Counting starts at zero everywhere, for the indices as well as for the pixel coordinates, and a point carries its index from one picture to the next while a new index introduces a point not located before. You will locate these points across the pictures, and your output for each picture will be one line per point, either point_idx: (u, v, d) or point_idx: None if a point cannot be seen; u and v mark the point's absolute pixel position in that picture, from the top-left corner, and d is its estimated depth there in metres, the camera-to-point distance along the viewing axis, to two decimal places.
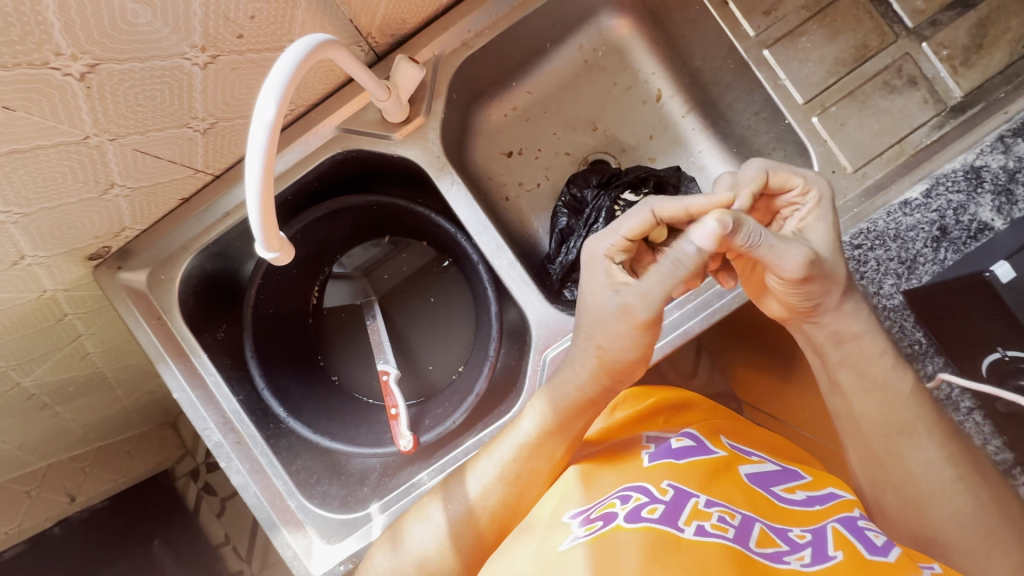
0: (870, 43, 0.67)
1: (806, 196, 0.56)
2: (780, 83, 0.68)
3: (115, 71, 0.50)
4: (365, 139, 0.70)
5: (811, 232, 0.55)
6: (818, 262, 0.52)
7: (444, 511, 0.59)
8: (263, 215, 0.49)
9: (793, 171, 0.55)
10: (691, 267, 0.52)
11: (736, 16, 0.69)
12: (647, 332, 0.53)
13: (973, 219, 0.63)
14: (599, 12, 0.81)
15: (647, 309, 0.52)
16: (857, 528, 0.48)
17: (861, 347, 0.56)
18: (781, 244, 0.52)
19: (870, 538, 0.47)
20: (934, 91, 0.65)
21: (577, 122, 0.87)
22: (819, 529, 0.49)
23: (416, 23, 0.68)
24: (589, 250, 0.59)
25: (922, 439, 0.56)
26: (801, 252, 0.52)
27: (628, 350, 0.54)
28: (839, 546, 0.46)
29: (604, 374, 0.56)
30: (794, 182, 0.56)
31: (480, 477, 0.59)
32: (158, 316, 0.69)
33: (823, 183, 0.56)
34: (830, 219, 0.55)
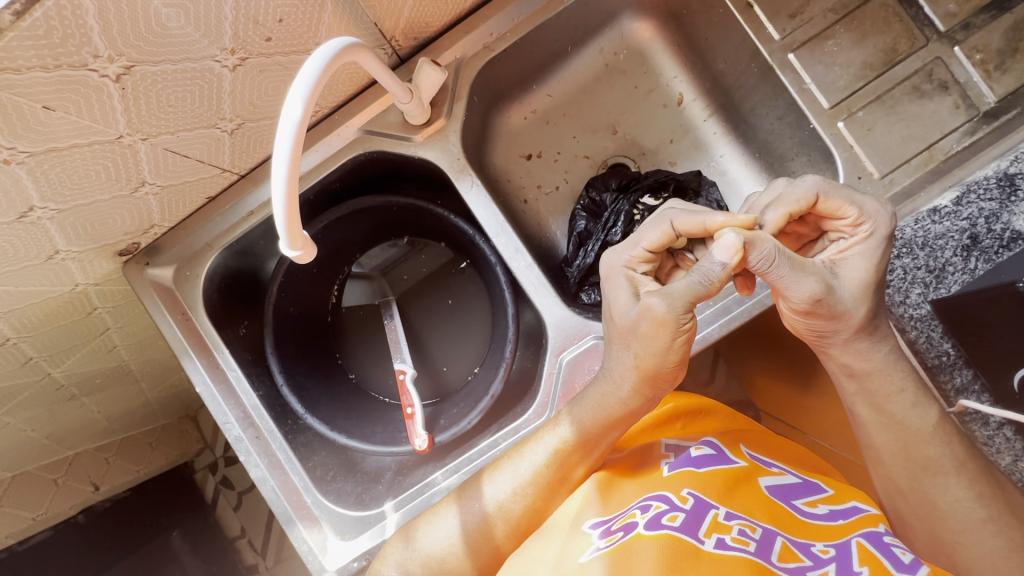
0: (899, 47, 0.66)
1: (859, 226, 0.54)
2: (805, 87, 0.67)
3: (149, 73, 0.51)
4: (387, 141, 0.71)
5: (844, 265, 0.54)
6: (827, 300, 0.51)
7: (463, 509, 0.59)
8: (288, 215, 0.49)
9: (849, 200, 0.53)
10: (718, 283, 0.51)
11: (761, 20, 0.68)
12: (669, 351, 0.52)
13: (1007, 228, 0.61)
14: (622, 15, 0.80)
15: (677, 320, 0.51)
16: (883, 543, 0.47)
17: (891, 356, 0.55)
18: (793, 275, 0.51)
19: (896, 554, 0.46)
20: (966, 96, 0.64)
21: (597, 125, 0.87)
22: (844, 544, 0.48)
23: (439, 26, 0.68)
24: (610, 260, 0.59)
25: (952, 457, 0.54)
26: (813, 286, 0.51)
27: (662, 365, 0.53)
28: (864, 562, 0.45)
29: (645, 386, 0.55)
30: (847, 210, 0.54)
31: (506, 482, 0.59)
32: (183, 311, 0.71)
33: (882, 217, 0.54)
34: (875, 255, 0.53)
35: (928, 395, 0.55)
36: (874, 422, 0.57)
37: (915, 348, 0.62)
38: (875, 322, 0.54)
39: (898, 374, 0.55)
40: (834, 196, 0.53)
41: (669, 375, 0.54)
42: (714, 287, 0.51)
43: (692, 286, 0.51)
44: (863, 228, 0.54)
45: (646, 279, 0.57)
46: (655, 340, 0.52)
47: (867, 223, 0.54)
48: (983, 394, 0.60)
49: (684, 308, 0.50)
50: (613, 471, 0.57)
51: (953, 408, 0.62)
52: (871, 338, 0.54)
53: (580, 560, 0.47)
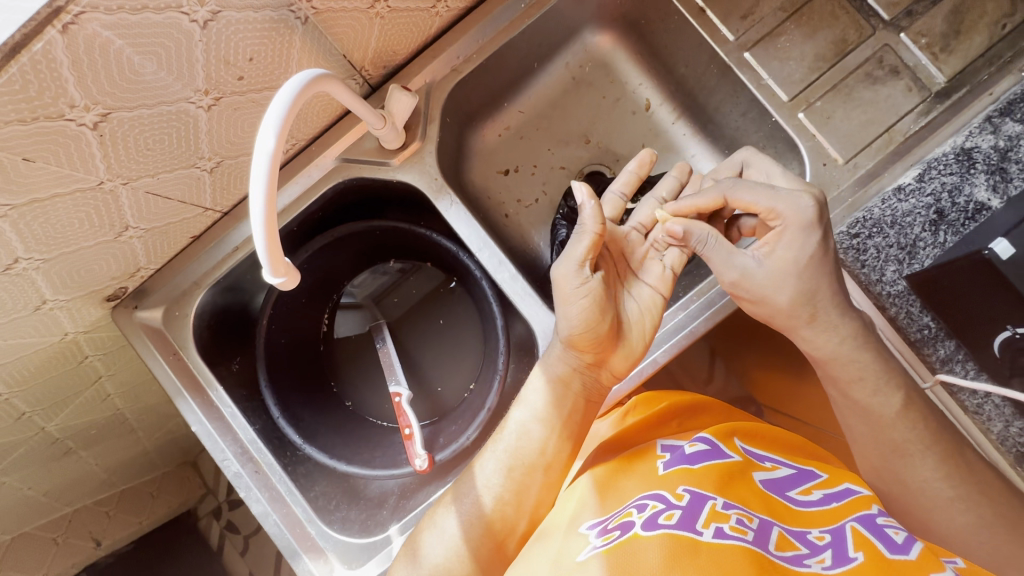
0: (849, 37, 0.68)
1: (775, 218, 0.59)
2: (763, 83, 0.70)
3: (125, 119, 0.52)
4: (365, 168, 0.72)
5: (773, 253, 0.59)
6: (744, 284, 0.60)
7: (459, 506, 0.59)
8: (270, 244, 0.49)
9: (757, 196, 0.58)
10: (597, 224, 0.59)
11: (714, 23, 0.71)
12: (575, 308, 0.58)
13: (970, 201, 0.62)
14: (583, 29, 0.83)
15: (569, 267, 0.59)
16: (875, 526, 0.48)
17: (845, 347, 0.59)
18: (717, 261, 0.61)
19: (890, 535, 0.47)
20: (917, 79, 0.67)
21: (570, 136, 0.89)
22: (839, 529, 0.49)
23: (407, 53, 0.71)
24: None
25: (918, 431, 0.58)
26: (732, 272, 0.60)
27: (574, 324, 0.58)
28: (859, 547, 0.46)
29: (573, 352, 0.60)
30: (757, 206, 0.59)
31: (479, 483, 0.59)
32: (174, 352, 0.71)
33: (797, 206, 0.57)
34: (792, 245, 0.58)
35: (885, 389, 0.59)
36: (848, 411, 0.61)
37: (896, 324, 0.63)
38: (825, 307, 0.59)
39: (852, 364, 0.59)
40: (741, 193, 0.59)
41: (605, 339, 0.59)
42: (593, 226, 0.59)
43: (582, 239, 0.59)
44: (778, 220, 0.58)
45: None
46: (559, 298, 0.59)
47: (781, 217, 0.58)
48: (968, 363, 0.61)
49: (574, 259, 0.59)
50: (607, 470, 0.58)
51: (931, 381, 0.63)
52: (812, 326, 0.59)
53: (577, 558, 0.47)
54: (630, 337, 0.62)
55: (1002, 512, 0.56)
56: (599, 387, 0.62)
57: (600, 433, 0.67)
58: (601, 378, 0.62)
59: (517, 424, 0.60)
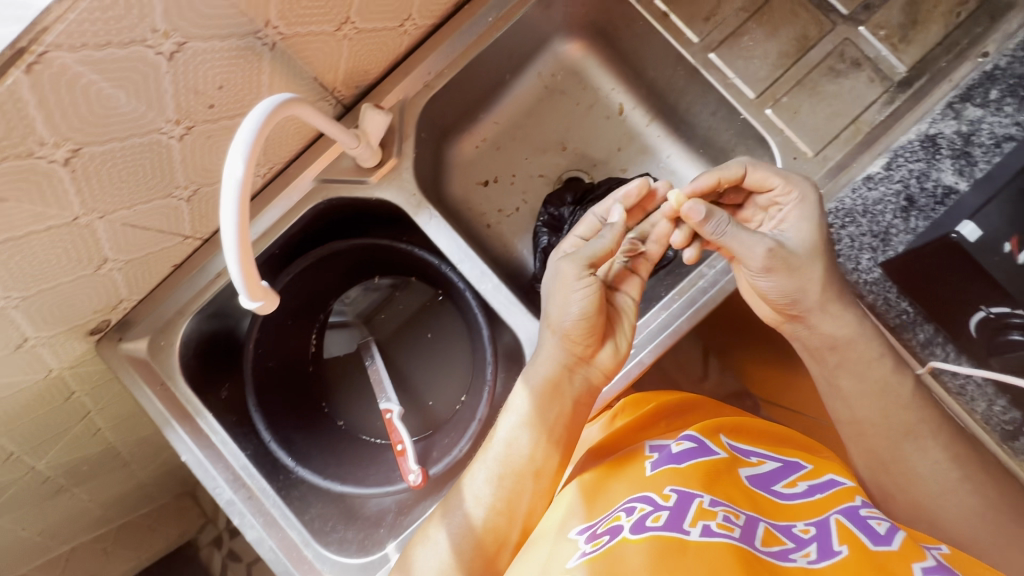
0: (809, 33, 0.70)
1: (787, 196, 0.61)
2: (730, 82, 0.71)
3: (97, 153, 0.52)
4: (343, 187, 0.72)
5: (789, 225, 0.60)
6: (780, 252, 0.58)
7: (449, 522, 0.58)
8: (244, 268, 0.49)
9: (770, 171, 0.61)
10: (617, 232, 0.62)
11: (679, 26, 0.72)
12: (580, 298, 0.59)
13: (937, 185, 0.64)
14: (553, 39, 0.85)
15: (576, 260, 0.60)
16: (859, 518, 0.49)
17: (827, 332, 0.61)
18: (744, 234, 0.58)
19: (873, 527, 0.48)
20: (878, 70, 0.68)
21: (546, 144, 0.90)
22: (823, 521, 0.50)
23: (378, 72, 0.71)
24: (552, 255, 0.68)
25: (901, 412, 0.59)
26: (763, 241, 0.58)
27: (574, 315, 0.59)
28: (843, 541, 0.47)
29: (567, 348, 0.61)
30: (772, 181, 0.61)
31: (469, 496, 0.59)
32: (161, 382, 0.71)
33: (802, 186, 0.60)
34: (812, 215, 0.59)
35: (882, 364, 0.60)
36: (853, 392, 0.62)
37: (875, 310, 0.64)
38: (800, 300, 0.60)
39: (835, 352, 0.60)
40: (759, 169, 0.61)
41: (599, 332, 0.61)
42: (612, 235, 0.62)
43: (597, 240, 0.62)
44: (793, 194, 0.61)
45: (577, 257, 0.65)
46: (562, 291, 0.60)
47: (794, 190, 0.60)
48: (947, 345, 0.62)
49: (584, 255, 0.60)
50: (596, 476, 0.58)
51: (923, 368, 0.63)
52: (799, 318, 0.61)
53: (567, 565, 0.47)
54: (618, 334, 0.63)
55: (987, 490, 0.57)
56: (589, 387, 0.62)
57: (591, 438, 0.68)
58: (592, 376, 0.62)
59: (505, 434, 0.60)
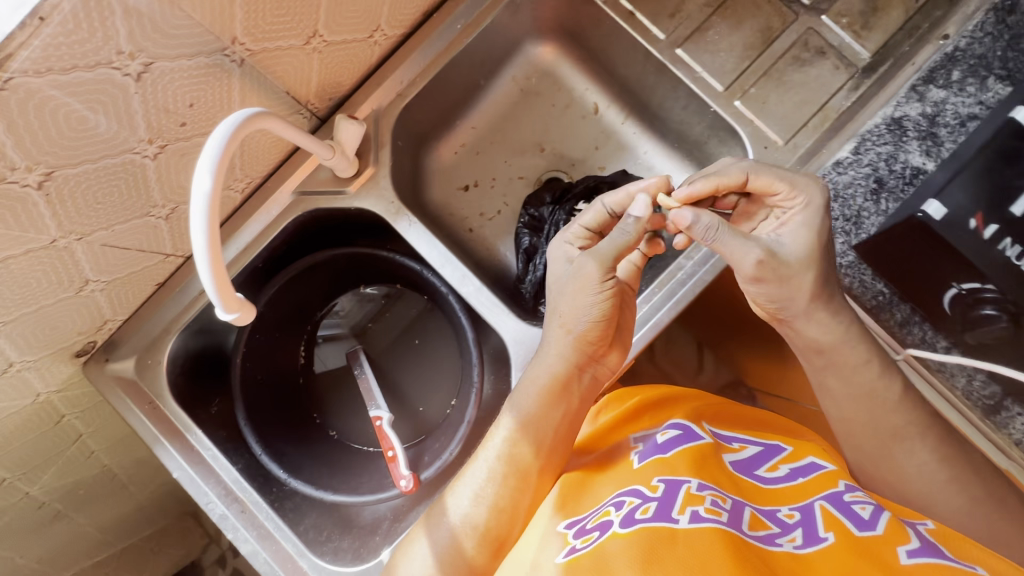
0: (773, 24, 0.71)
1: (793, 201, 0.59)
2: (698, 76, 0.72)
3: (71, 176, 0.52)
4: (322, 198, 0.73)
5: (787, 232, 0.59)
6: (770, 262, 0.57)
7: (432, 535, 0.59)
8: (217, 281, 0.49)
9: (777, 176, 0.59)
10: (635, 233, 0.60)
11: (645, 24, 0.73)
12: (601, 303, 0.59)
13: (906, 166, 0.65)
14: (524, 43, 0.86)
15: (597, 262, 0.59)
16: (843, 503, 0.50)
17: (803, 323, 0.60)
18: (734, 242, 0.57)
19: (857, 512, 0.49)
20: (843, 57, 0.69)
21: (524, 147, 0.91)
22: (808, 506, 0.51)
23: (351, 83, 0.72)
24: (553, 249, 0.67)
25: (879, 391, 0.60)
26: (754, 251, 0.57)
27: (593, 320, 0.59)
28: (829, 527, 0.48)
29: (580, 349, 0.60)
30: (777, 187, 0.59)
31: (465, 498, 0.59)
32: (150, 401, 0.72)
33: (810, 192, 0.58)
34: (815, 223, 0.58)
35: (852, 354, 0.59)
36: (830, 379, 0.62)
37: (852, 293, 0.65)
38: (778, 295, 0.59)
39: (814, 336, 0.60)
40: (763, 174, 0.59)
41: (612, 333, 0.61)
42: (635, 236, 0.60)
43: (615, 240, 0.60)
44: (797, 200, 0.59)
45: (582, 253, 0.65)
46: (579, 294, 0.59)
47: (800, 196, 0.58)
48: (925, 324, 0.63)
49: (606, 258, 0.59)
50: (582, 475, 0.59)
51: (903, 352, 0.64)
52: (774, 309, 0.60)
53: (556, 560, 0.49)
54: (625, 330, 0.64)
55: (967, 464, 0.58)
56: (594, 383, 0.63)
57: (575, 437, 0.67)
58: (599, 373, 0.63)
59: (505, 432, 0.60)
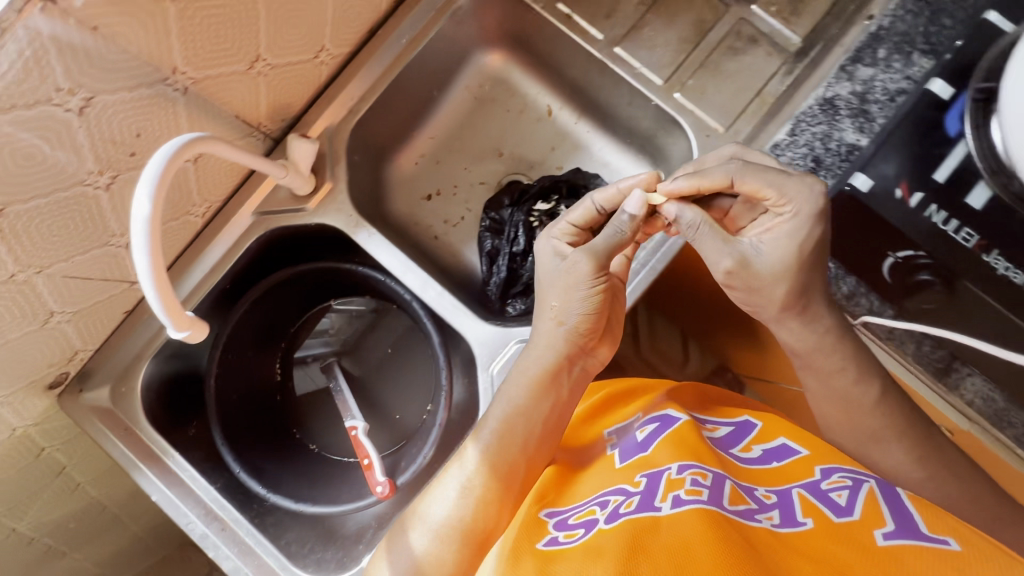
0: (706, 17, 0.74)
1: (783, 206, 0.57)
2: (638, 72, 0.74)
3: (23, 211, 0.54)
4: (282, 216, 0.75)
5: (769, 238, 0.59)
6: (740, 273, 0.58)
7: (393, 559, 0.61)
8: (163, 296, 0.51)
9: (766, 181, 0.57)
10: (630, 233, 0.61)
11: (582, 25, 0.76)
12: (594, 298, 0.61)
13: (841, 144, 0.67)
14: (473, 52, 0.88)
15: (589, 260, 0.60)
16: (821, 492, 0.54)
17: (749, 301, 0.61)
18: (713, 245, 0.59)
19: (834, 499, 0.53)
20: (775, 44, 0.72)
21: (483, 153, 0.93)
22: (786, 491, 0.56)
23: (302, 104, 0.74)
24: (540, 244, 0.68)
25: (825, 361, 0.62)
26: (727, 260, 0.58)
27: (586, 316, 0.62)
28: (807, 513, 0.52)
29: (571, 342, 0.64)
30: (765, 192, 0.57)
31: (449, 493, 0.62)
32: (126, 427, 0.73)
33: (805, 198, 0.56)
34: (800, 234, 0.57)
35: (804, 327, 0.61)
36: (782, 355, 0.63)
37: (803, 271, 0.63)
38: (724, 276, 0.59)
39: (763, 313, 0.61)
40: (750, 179, 0.58)
41: (602, 327, 0.64)
42: (628, 235, 0.61)
43: (609, 238, 0.61)
44: (786, 208, 0.57)
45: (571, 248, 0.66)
46: (573, 290, 0.62)
47: (790, 202, 0.57)
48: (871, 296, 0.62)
49: (601, 255, 0.60)
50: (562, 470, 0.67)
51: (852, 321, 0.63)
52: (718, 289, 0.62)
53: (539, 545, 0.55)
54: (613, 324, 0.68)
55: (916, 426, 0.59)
56: (583, 375, 0.67)
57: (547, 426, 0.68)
58: (588, 366, 0.67)
59: (497, 420, 0.63)
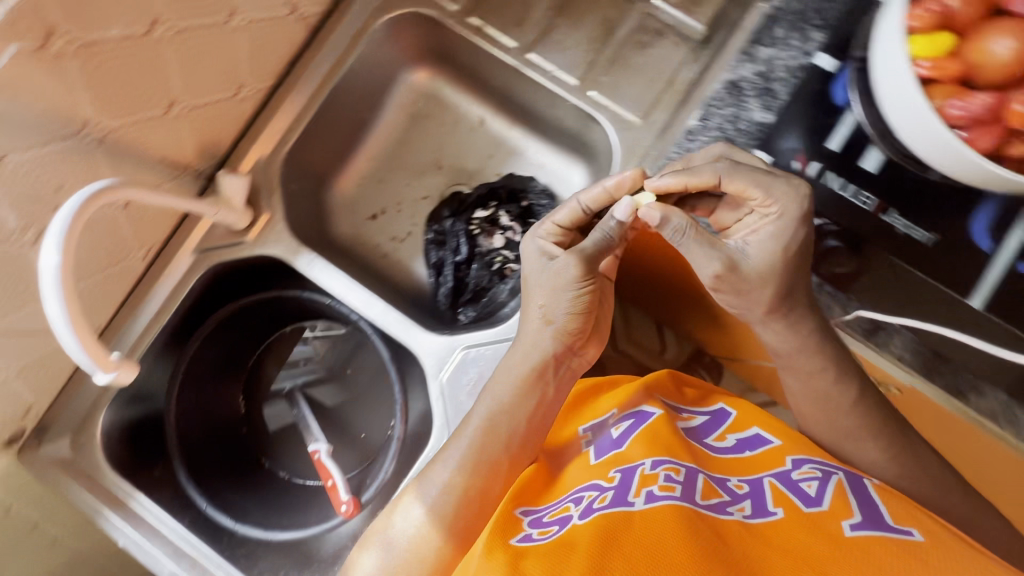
0: (612, 16, 0.76)
1: (769, 207, 0.58)
2: (553, 75, 0.77)
3: None
4: (222, 251, 0.77)
5: (754, 239, 0.60)
6: (729, 276, 0.59)
7: None
8: (88, 351, 0.53)
9: (751, 181, 0.58)
10: (617, 238, 0.65)
11: (495, 35, 0.78)
12: (580, 299, 0.64)
13: (750, 124, 0.66)
14: (400, 72, 0.90)
15: (574, 262, 0.63)
16: (792, 482, 0.59)
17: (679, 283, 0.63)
18: (699, 249, 0.60)
19: (804, 490, 0.58)
20: (680, 34, 0.75)
21: (422, 168, 0.94)
22: (757, 481, 0.61)
23: (231, 140, 0.77)
24: (526, 244, 0.69)
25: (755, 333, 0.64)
26: (714, 264, 0.59)
27: (575, 317, 0.64)
28: (777, 502, 0.57)
29: (559, 344, 0.65)
30: (752, 191, 0.58)
31: (408, 521, 0.63)
32: (88, 476, 0.73)
33: (792, 199, 0.57)
34: (784, 236, 0.58)
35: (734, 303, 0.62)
36: None
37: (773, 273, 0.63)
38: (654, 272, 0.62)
39: None
40: (736, 178, 0.58)
41: (590, 327, 0.67)
42: (614, 239, 0.64)
43: (597, 240, 0.64)
44: (772, 209, 0.58)
45: (556, 247, 0.67)
46: (559, 291, 0.64)
47: (776, 203, 0.58)
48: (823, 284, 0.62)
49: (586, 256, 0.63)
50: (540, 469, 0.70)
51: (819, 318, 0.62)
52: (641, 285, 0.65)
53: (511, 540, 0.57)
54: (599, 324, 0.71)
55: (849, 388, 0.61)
56: (570, 373, 0.68)
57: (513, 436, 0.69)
58: (576, 366, 0.69)
59: (482, 417, 0.64)
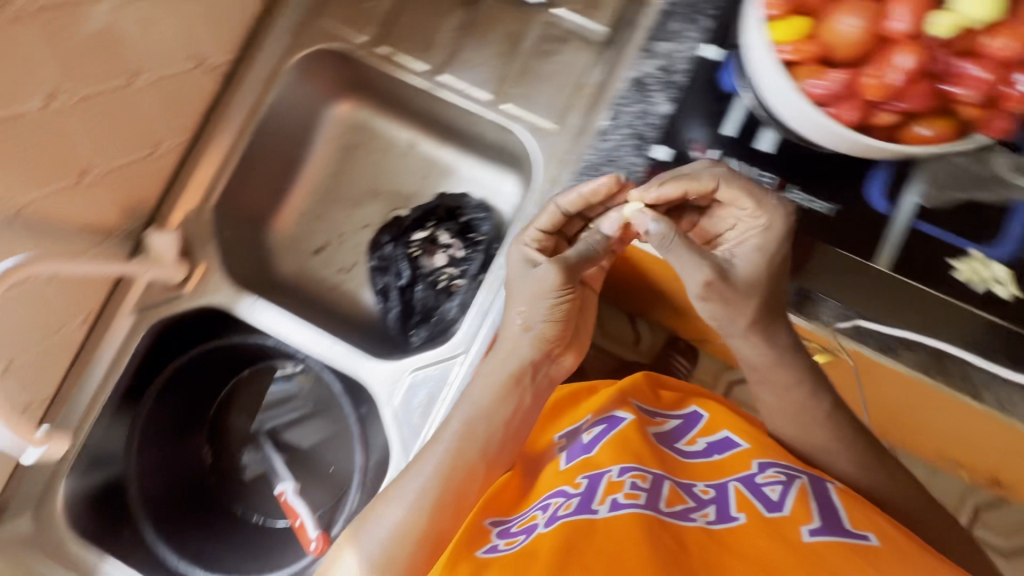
0: (515, 29, 0.78)
1: (756, 217, 0.60)
2: (466, 93, 0.78)
3: None
4: (163, 306, 0.78)
5: (740, 250, 0.62)
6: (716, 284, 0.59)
7: None
8: None
9: (745, 191, 0.59)
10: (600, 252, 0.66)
11: (405, 61, 0.80)
12: (560, 304, 0.65)
13: (657, 117, 0.68)
14: (324, 106, 0.91)
15: (556, 269, 0.63)
16: (756, 486, 0.61)
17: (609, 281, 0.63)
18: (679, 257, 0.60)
19: (767, 495, 0.59)
20: (583, 39, 0.77)
21: (360, 197, 0.94)
22: (723, 486, 0.63)
23: (155, 196, 0.78)
24: (512, 247, 0.69)
25: None
26: (702, 271, 0.59)
27: (554, 324, 0.66)
28: (741, 508, 0.59)
29: (538, 350, 0.67)
30: (743, 201, 0.59)
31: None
32: (53, 550, 0.73)
33: (779, 211, 0.58)
34: (769, 248, 0.59)
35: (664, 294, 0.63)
36: None
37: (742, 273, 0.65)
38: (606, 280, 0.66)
39: None
40: (732, 184, 0.59)
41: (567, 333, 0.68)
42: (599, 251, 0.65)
43: (581, 249, 0.65)
44: (760, 219, 0.59)
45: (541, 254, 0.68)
46: (542, 298, 0.64)
47: (764, 215, 0.59)
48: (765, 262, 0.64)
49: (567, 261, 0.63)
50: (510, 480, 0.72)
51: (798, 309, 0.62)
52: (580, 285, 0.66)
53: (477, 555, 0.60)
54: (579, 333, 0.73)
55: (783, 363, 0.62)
56: (548, 380, 0.70)
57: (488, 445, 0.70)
58: (555, 372, 0.70)
59: (452, 431, 0.64)
